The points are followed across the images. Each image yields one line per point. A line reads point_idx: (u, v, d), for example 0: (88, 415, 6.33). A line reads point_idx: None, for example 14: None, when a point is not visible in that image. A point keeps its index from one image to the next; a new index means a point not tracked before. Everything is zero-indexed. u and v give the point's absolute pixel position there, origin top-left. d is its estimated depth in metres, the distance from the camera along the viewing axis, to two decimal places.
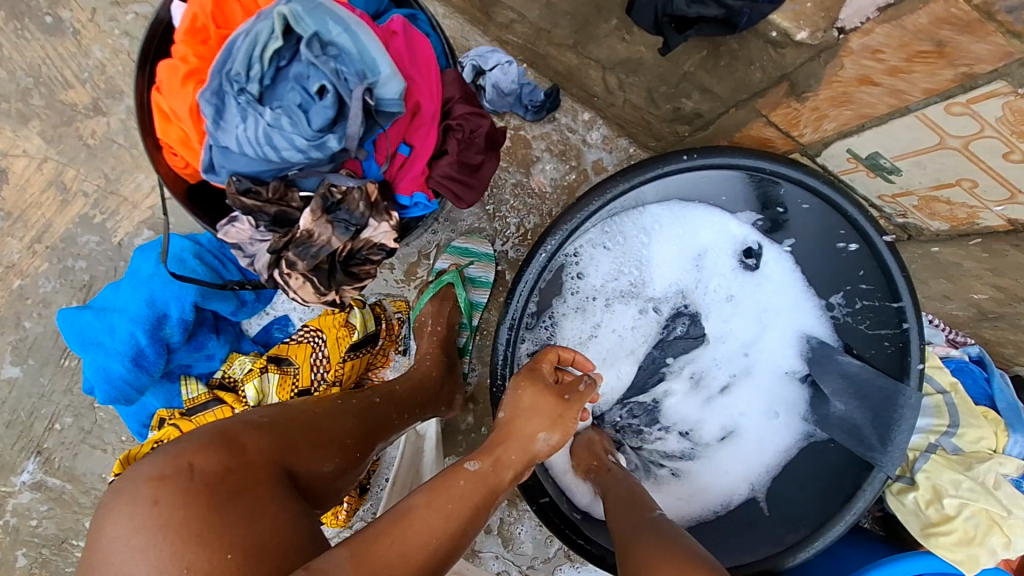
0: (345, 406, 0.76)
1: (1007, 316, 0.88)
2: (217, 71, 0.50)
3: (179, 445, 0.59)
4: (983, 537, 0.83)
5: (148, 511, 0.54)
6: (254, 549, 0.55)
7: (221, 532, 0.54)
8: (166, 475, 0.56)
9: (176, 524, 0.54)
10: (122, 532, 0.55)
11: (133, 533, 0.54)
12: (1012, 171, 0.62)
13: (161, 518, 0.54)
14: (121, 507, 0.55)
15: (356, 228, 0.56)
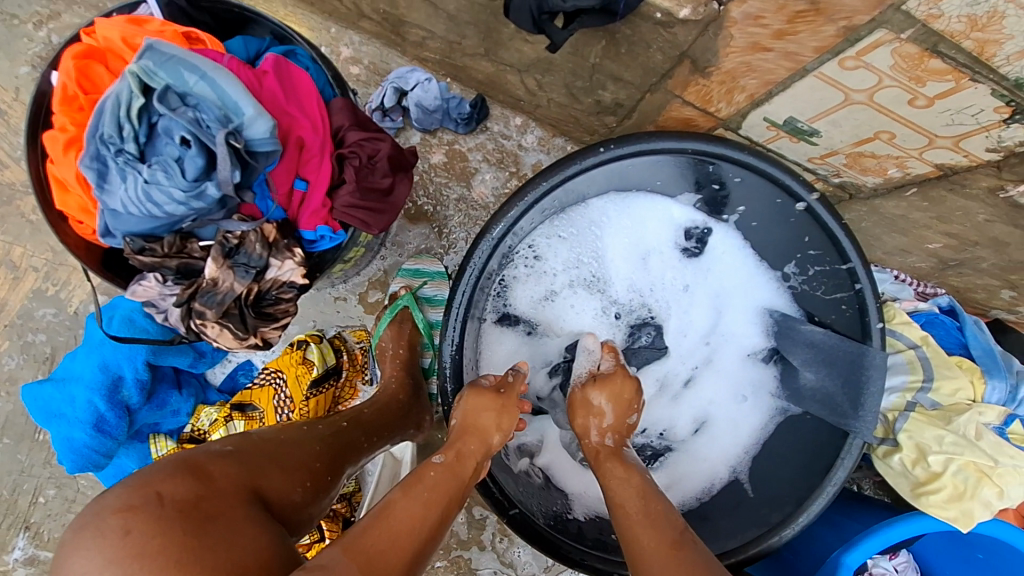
0: (309, 432, 0.71)
1: (967, 262, 0.85)
2: (91, 136, 0.50)
3: (139, 476, 0.52)
4: (975, 491, 0.80)
5: (119, 543, 0.47)
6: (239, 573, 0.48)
7: (202, 557, 0.47)
8: (132, 505, 0.49)
9: (153, 552, 0.47)
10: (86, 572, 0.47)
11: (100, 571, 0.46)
12: (923, 117, 0.60)
13: (134, 548, 0.47)
14: (83, 543, 0.48)
15: (257, 270, 0.55)
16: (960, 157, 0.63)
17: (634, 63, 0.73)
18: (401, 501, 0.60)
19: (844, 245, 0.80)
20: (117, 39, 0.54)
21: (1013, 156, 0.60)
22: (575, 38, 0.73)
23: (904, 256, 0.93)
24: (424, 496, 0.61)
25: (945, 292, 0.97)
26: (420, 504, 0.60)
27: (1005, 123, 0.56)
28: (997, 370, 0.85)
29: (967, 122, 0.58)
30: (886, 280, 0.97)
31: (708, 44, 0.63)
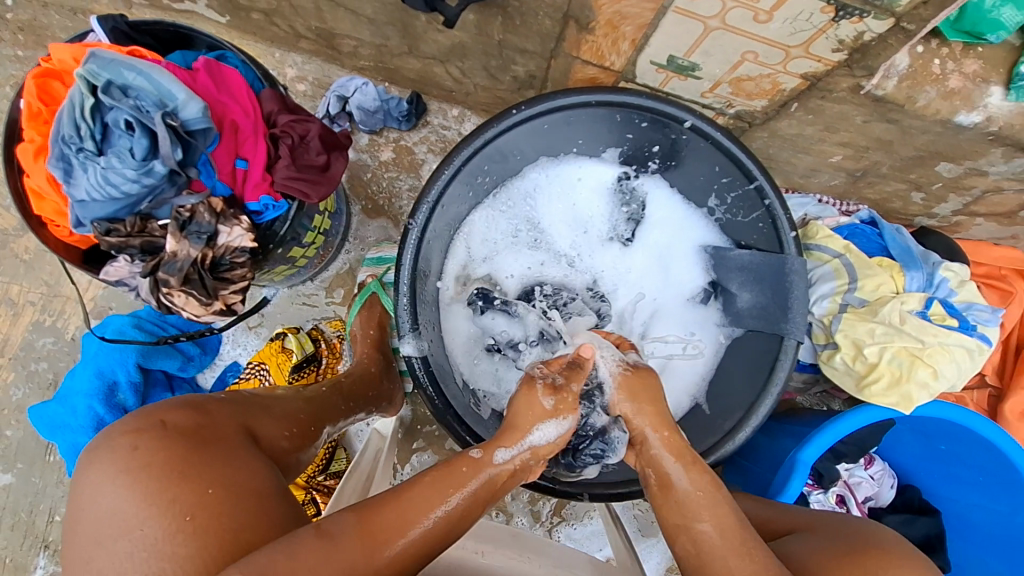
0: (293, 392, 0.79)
1: (870, 169, 0.93)
2: (55, 138, 0.60)
3: (143, 411, 0.59)
4: (910, 374, 0.88)
5: (127, 456, 0.53)
6: (233, 489, 0.53)
7: (201, 472, 0.53)
8: (138, 429, 0.56)
9: (158, 465, 0.53)
10: (97, 484, 0.53)
11: (111, 480, 0.53)
12: (771, 31, 0.68)
13: (140, 460, 0.53)
14: (96, 459, 0.54)
15: (208, 235, 0.65)
16: (817, 62, 0.72)
17: (530, 32, 0.83)
18: (425, 485, 0.56)
19: (747, 165, 0.87)
20: (69, 60, 0.64)
21: (856, 52, 0.68)
22: (475, 18, 0.83)
23: (818, 177, 1.01)
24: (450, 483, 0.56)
25: (865, 205, 1.04)
26: (429, 493, 0.55)
27: (835, 22, 0.64)
28: (913, 263, 0.92)
29: (805, 27, 0.66)
30: (808, 203, 1.04)
31: (581, 1, 0.72)
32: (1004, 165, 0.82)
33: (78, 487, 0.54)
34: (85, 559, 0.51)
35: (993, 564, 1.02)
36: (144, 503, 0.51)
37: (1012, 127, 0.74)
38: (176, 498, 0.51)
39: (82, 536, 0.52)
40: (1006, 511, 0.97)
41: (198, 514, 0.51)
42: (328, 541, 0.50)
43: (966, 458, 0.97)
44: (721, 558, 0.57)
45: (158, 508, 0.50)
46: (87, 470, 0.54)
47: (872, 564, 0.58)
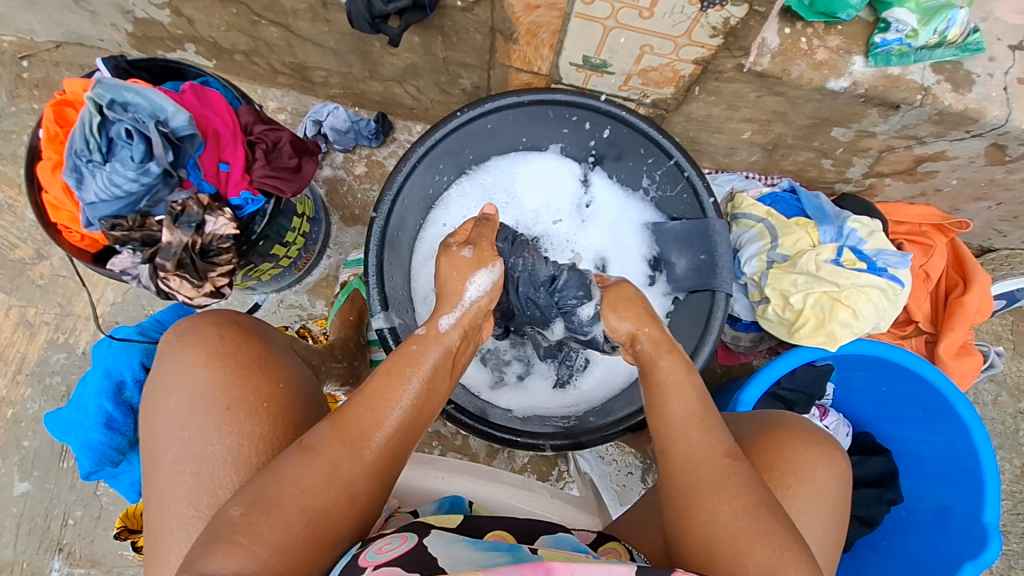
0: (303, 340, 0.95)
1: (779, 141, 1.05)
2: (69, 153, 0.73)
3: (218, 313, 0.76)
4: (832, 315, 0.99)
5: (217, 341, 0.70)
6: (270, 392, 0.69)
7: (259, 370, 0.70)
8: (220, 325, 0.73)
9: (242, 358, 0.70)
10: (181, 370, 0.69)
11: (201, 363, 0.69)
12: (657, 25, 0.82)
13: (225, 347, 0.70)
14: (188, 344, 0.70)
15: (197, 224, 0.78)
16: (702, 48, 0.85)
17: (467, 47, 0.98)
18: (383, 378, 0.66)
19: (666, 145, 1.00)
20: (80, 92, 0.78)
21: (729, 36, 0.82)
22: (420, 39, 0.98)
23: (739, 154, 1.14)
24: (407, 366, 0.67)
25: (786, 177, 1.16)
26: (384, 381, 0.66)
27: (703, 11, 0.77)
28: (825, 219, 1.03)
29: (682, 18, 0.79)
30: (735, 179, 1.17)
31: (501, 14, 0.86)
32: (885, 124, 0.94)
33: (161, 369, 0.70)
34: (171, 429, 0.66)
35: (944, 494, 1.05)
36: (227, 386, 0.68)
37: (876, 89, 0.86)
38: (258, 386, 0.69)
39: (165, 416, 0.67)
40: (946, 440, 1.04)
41: (268, 401, 0.69)
42: (311, 454, 0.61)
43: (904, 395, 1.08)
44: (685, 435, 0.70)
45: (224, 396, 0.67)
46: (174, 356, 0.70)
47: (787, 444, 0.74)
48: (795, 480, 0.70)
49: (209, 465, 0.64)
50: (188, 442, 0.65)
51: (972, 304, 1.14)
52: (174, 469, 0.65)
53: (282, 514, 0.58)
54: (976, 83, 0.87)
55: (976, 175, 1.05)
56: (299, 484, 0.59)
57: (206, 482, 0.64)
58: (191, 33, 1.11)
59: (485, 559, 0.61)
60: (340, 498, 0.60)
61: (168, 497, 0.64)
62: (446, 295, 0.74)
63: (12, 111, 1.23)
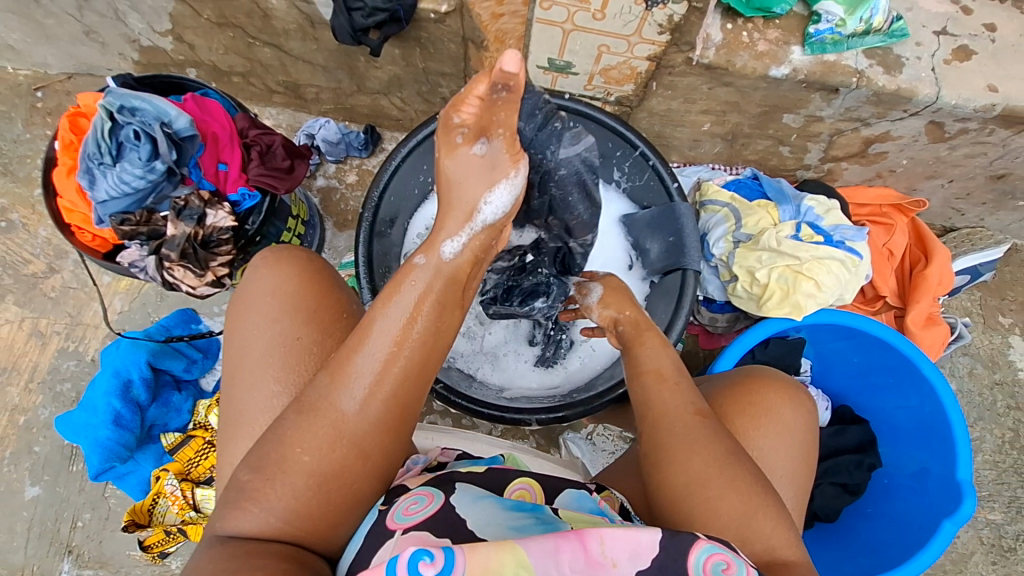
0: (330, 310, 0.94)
1: (737, 131, 1.13)
2: (82, 156, 0.81)
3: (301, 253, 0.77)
4: (795, 287, 1.05)
5: (308, 263, 0.75)
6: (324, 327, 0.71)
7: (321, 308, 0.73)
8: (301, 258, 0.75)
9: (310, 294, 0.73)
10: (269, 281, 0.73)
11: (295, 276, 0.73)
12: (610, 26, 0.91)
13: (303, 273, 0.74)
14: (283, 260, 0.74)
15: (198, 216, 0.86)
16: (653, 45, 0.94)
17: (443, 56, 1.07)
18: (382, 303, 0.60)
19: (630, 137, 1.07)
20: (93, 104, 0.87)
21: (675, 33, 0.91)
22: (400, 52, 1.08)
23: (702, 146, 1.21)
24: (408, 306, 0.59)
25: (749, 166, 1.24)
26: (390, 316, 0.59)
27: (649, 10, 0.86)
28: (783, 199, 1.10)
29: (631, 17, 0.88)
30: (701, 170, 1.24)
31: (470, 23, 0.96)
32: (829, 108, 1.02)
33: (248, 280, 0.74)
34: (240, 350, 0.70)
35: (921, 457, 1.08)
36: (317, 295, 0.73)
37: (814, 74, 0.94)
38: (337, 301, 0.74)
39: (258, 310, 0.72)
40: (917, 404, 1.08)
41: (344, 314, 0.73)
42: (313, 413, 0.57)
43: (876, 364, 1.12)
44: (658, 396, 0.74)
45: (290, 323, 0.71)
46: (269, 269, 0.73)
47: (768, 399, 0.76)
48: (763, 420, 0.75)
49: (301, 347, 0.70)
50: (281, 332, 0.70)
51: (933, 276, 1.19)
52: (265, 354, 0.69)
53: (289, 476, 0.56)
54: (905, 66, 0.95)
55: (922, 153, 1.12)
56: (302, 444, 0.57)
57: (293, 364, 0.69)
58: (192, 58, 1.21)
59: (510, 519, 0.61)
60: (352, 456, 0.57)
61: (257, 377, 0.69)
62: (451, 208, 0.63)
63: (27, 138, 1.33)
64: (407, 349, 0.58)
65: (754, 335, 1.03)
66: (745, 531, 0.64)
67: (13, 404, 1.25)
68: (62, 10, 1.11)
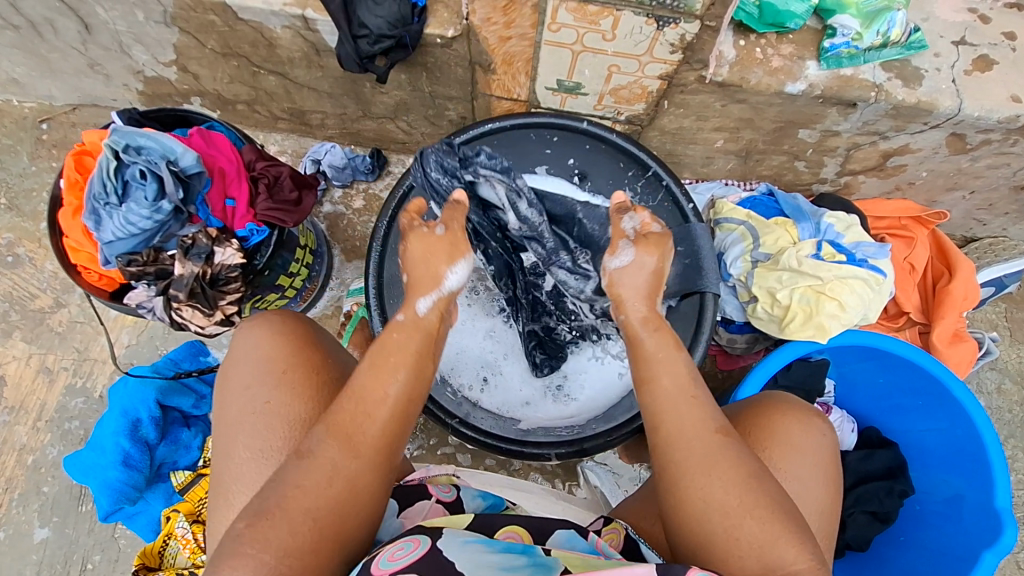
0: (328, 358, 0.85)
1: (751, 147, 1.11)
2: (88, 197, 0.80)
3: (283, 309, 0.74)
4: (819, 307, 1.01)
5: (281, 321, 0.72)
6: (311, 371, 0.67)
7: (305, 355, 0.68)
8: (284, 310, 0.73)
9: (295, 336, 0.69)
10: (243, 338, 0.69)
11: (265, 336, 0.68)
12: (619, 46, 0.89)
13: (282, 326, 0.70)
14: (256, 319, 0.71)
15: (206, 254, 0.84)
16: (665, 64, 0.91)
17: (450, 80, 1.06)
18: (377, 365, 0.64)
19: (641, 157, 1.06)
20: (97, 141, 0.85)
21: (687, 52, 0.88)
22: (406, 77, 1.07)
23: (716, 163, 1.19)
24: (402, 362, 0.65)
25: (763, 182, 1.21)
26: (384, 371, 0.63)
27: (660, 30, 0.84)
28: (802, 216, 1.08)
29: (642, 37, 0.86)
30: (715, 186, 1.21)
31: (478, 47, 0.94)
32: (847, 122, 1.00)
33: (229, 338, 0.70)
34: (228, 398, 0.67)
35: (955, 483, 1.03)
36: (289, 353, 0.67)
37: (831, 89, 0.92)
38: (310, 358, 0.68)
39: (231, 372, 0.67)
40: (948, 426, 1.03)
41: (318, 372, 0.67)
42: (309, 458, 0.59)
43: (902, 384, 1.08)
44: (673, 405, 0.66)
45: (277, 373, 0.66)
46: (244, 331, 0.69)
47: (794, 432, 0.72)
48: (791, 454, 0.70)
49: (267, 418, 0.64)
50: (250, 396, 0.65)
51: (958, 291, 1.16)
52: (235, 420, 0.64)
53: (286, 517, 0.56)
54: (925, 78, 0.93)
55: (943, 165, 1.09)
56: (302, 488, 0.57)
57: (262, 434, 0.64)
58: (196, 87, 1.20)
59: (501, 563, 0.58)
60: (343, 489, 0.58)
61: (230, 445, 0.64)
62: (420, 277, 0.70)
63: (33, 171, 1.32)
64: (407, 404, 0.64)
65: (778, 359, 1.00)
66: (767, 559, 0.58)
67: (20, 444, 1.23)
68: (67, 44, 1.11)
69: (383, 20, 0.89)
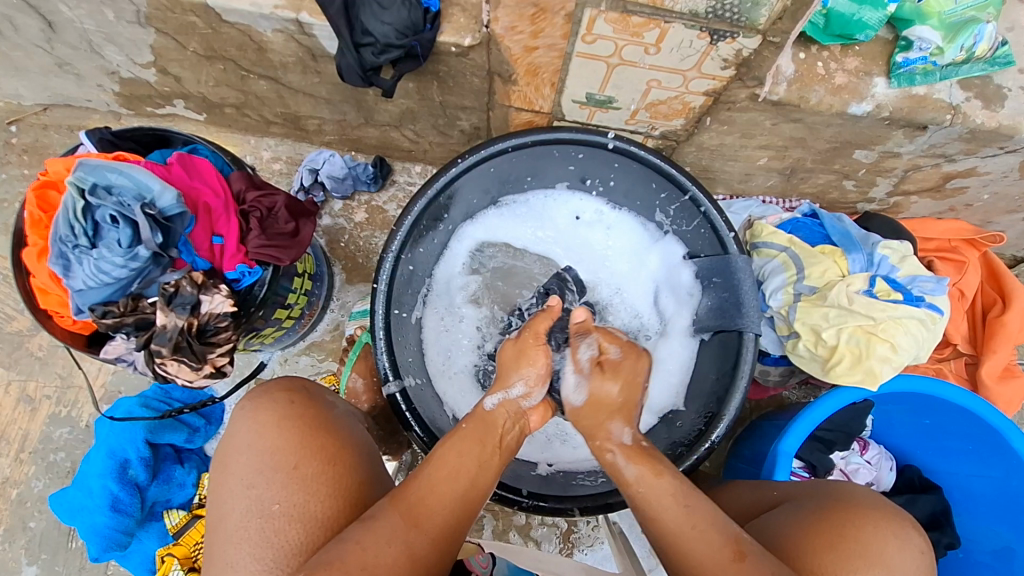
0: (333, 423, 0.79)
1: (797, 166, 1.00)
2: (54, 240, 0.71)
3: (288, 379, 0.76)
4: (869, 350, 0.93)
5: (289, 405, 0.71)
6: (327, 461, 0.67)
7: (318, 441, 0.68)
8: (291, 389, 0.73)
9: (311, 421, 0.70)
10: (249, 430, 0.68)
11: (271, 427, 0.68)
12: (662, 60, 0.77)
13: (297, 411, 0.70)
14: (263, 404, 0.70)
15: (192, 305, 0.75)
16: (713, 80, 0.80)
17: (464, 90, 0.94)
18: (450, 445, 0.66)
19: (678, 178, 0.88)
20: (62, 171, 0.75)
21: (741, 67, 0.77)
22: (415, 85, 0.94)
23: (755, 180, 1.08)
24: (456, 443, 0.67)
25: (805, 199, 1.11)
26: (456, 455, 0.66)
27: (714, 44, 0.72)
28: (852, 245, 0.99)
29: (691, 52, 0.74)
30: (752, 204, 1.10)
31: (498, 57, 0.82)
32: (911, 144, 0.89)
33: (230, 429, 0.70)
34: (244, 485, 0.65)
35: (1005, 534, 0.99)
36: (297, 447, 0.67)
37: (901, 110, 0.81)
38: (325, 446, 0.68)
39: (235, 473, 0.66)
40: (1001, 475, 0.96)
41: (334, 464, 0.68)
42: (372, 522, 0.60)
43: (950, 429, 0.99)
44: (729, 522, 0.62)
45: (289, 469, 0.66)
46: (248, 418, 0.69)
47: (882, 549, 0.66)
48: (858, 560, 0.64)
49: (276, 522, 0.63)
50: (256, 498, 0.64)
51: (1014, 324, 1.07)
52: (239, 525, 0.63)
53: (345, 571, 0.56)
54: (1008, 98, 0.82)
55: (1009, 188, 1.00)
56: (362, 544, 0.58)
57: (271, 539, 0.62)
58: (179, 90, 1.08)
59: None
60: (403, 566, 0.59)
61: (233, 554, 0.62)
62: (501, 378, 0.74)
63: (2, 179, 1.20)
64: (472, 493, 0.65)
65: (825, 403, 0.91)
66: None
67: (3, 476, 1.15)
68: (29, 41, 0.98)
69: (391, 27, 0.77)
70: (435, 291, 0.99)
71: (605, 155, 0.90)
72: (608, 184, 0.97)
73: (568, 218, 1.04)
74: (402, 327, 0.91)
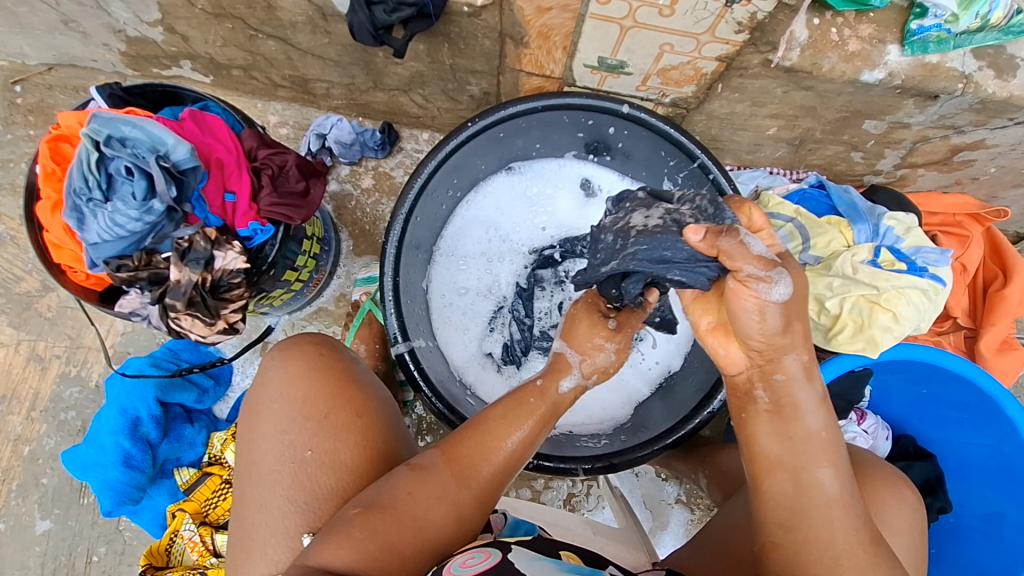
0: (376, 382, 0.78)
1: (806, 136, 1.01)
2: (69, 192, 0.72)
3: (316, 334, 0.76)
4: (871, 319, 0.95)
5: (319, 359, 0.71)
6: (359, 411, 0.69)
7: (350, 393, 0.70)
8: (319, 343, 0.73)
9: (340, 373, 0.71)
10: (280, 379, 0.70)
11: (303, 377, 0.70)
12: (676, 23, 0.77)
13: (332, 365, 0.71)
14: (293, 357, 0.71)
15: (206, 260, 0.76)
16: (726, 45, 0.80)
17: (475, 53, 0.93)
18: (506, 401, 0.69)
19: (687, 145, 0.87)
20: (75, 126, 0.76)
21: (756, 31, 0.77)
22: (425, 48, 0.94)
23: (763, 150, 1.08)
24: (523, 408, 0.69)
25: (813, 171, 1.11)
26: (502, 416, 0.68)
27: (728, 6, 0.72)
28: (859, 216, 1.00)
29: (705, 14, 0.74)
30: (759, 175, 1.11)
31: (511, 18, 0.81)
32: (921, 114, 0.90)
33: (260, 377, 0.71)
34: (277, 432, 0.68)
35: (996, 500, 1.01)
36: (326, 398, 0.69)
37: (913, 79, 0.81)
38: (352, 399, 0.70)
39: (268, 419, 0.68)
40: (993, 443, 0.99)
41: (362, 416, 0.69)
42: (425, 474, 0.63)
43: (947, 398, 1.02)
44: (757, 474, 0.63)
45: (318, 419, 0.67)
46: (279, 367, 0.70)
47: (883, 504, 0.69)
48: None
49: (309, 466, 0.66)
50: (289, 444, 0.67)
51: (1014, 297, 1.08)
52: (273, 469, 0.66)
53: (396, 519, 0.59)
54: (1020, 68, 0.82)
55: (1016, 162, 1.01)
56: (414, 495, 0.61)
57: (280, 491, 0.65)
58: (186, 50, 1.07)
59: None
60: (450, 516, 0.62)
61: (268, 496, 0.65)
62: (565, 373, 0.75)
63: (7, 139, 1.19)
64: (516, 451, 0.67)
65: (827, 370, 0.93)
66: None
67: (15, 434, 1.17)
68: None
69: None
70: (442, 258, 1.01)
71: (614, 124, 0.90)
72: (619, 156, 0.98)
73: (575, 197, 1.04)
74: (411, 289, 0.91)
